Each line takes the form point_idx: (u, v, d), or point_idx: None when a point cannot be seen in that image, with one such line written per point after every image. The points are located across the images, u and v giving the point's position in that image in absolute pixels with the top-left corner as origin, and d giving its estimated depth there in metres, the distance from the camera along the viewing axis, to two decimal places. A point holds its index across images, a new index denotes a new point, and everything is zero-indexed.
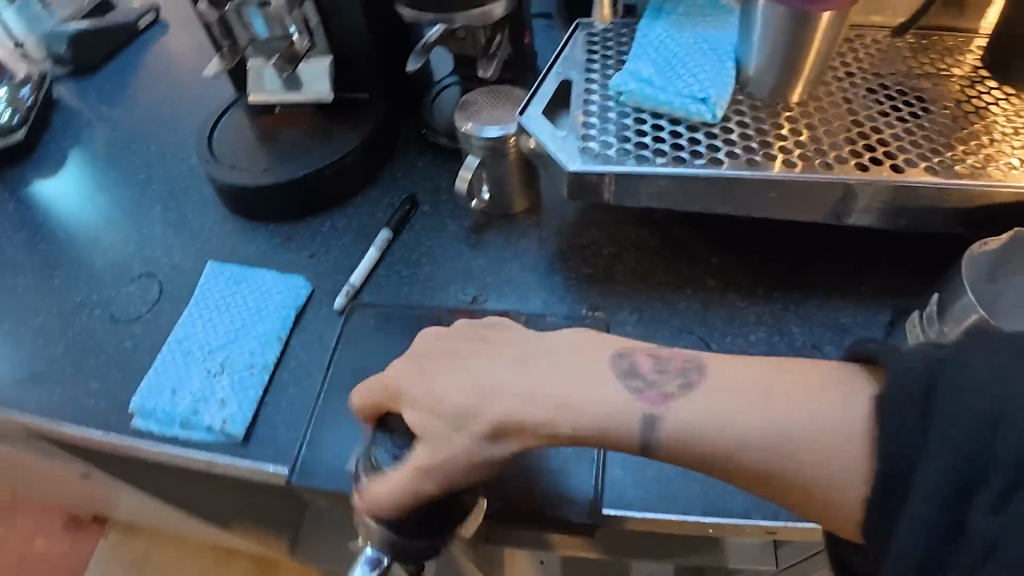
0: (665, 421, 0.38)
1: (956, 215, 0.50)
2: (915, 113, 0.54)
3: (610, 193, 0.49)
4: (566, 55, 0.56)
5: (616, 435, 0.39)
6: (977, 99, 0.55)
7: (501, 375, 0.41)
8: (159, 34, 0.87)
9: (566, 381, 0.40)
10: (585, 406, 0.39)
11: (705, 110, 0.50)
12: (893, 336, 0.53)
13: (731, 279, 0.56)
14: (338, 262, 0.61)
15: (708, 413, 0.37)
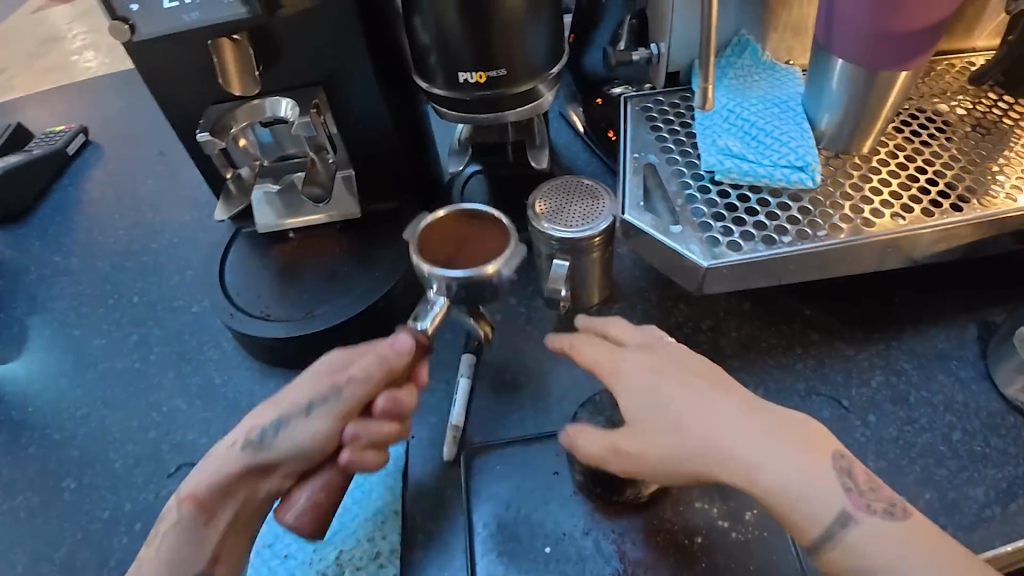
0: (855, 527, 0.37)
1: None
2: (962, 145, 0.57)
3: (740, 281, 0.48)
4: (634, 136, 0.54)
5: (794, 512, 0.38)
6: (1005, 119, 0.58)
7: (747, 435, 0.40)
8: (94, 157, 0.79)
9: (770, 459, 0.39)
10: (787, 489, 0.38)
11: (806, 177, 0.50)
12: (994, 353, 0.55)
13: (830, 328, 0.57)
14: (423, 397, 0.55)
15: (891, 546, 0.37)
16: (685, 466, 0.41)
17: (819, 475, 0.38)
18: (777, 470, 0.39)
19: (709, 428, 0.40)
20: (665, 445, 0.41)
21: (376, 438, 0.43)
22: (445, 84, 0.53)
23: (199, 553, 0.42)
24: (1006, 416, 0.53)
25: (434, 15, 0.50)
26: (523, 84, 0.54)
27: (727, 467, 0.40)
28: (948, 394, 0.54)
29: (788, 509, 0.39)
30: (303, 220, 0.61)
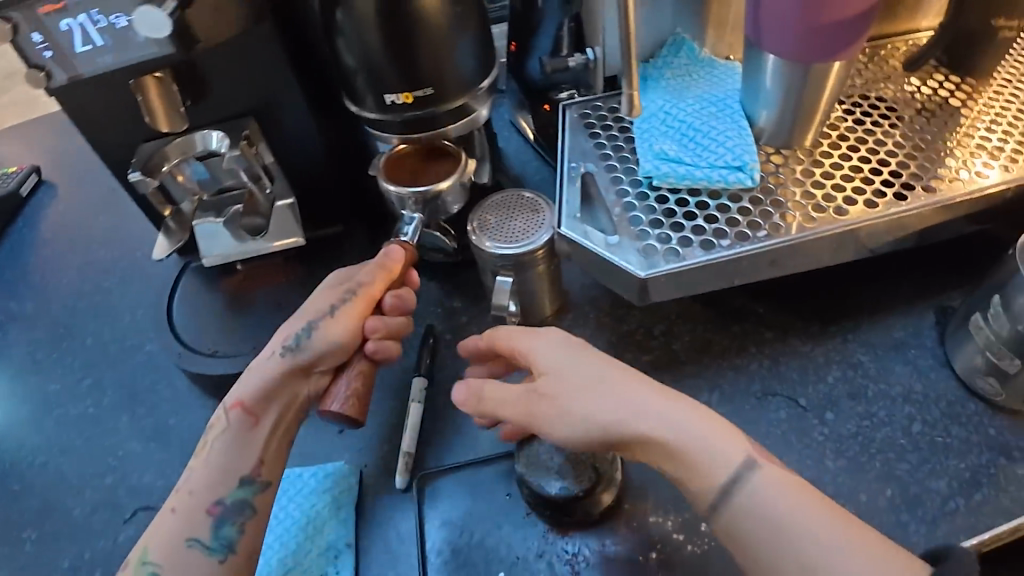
0: (754, 479, 0.39)
1: (977, 213, 0.53)
2: (907, 130, 0.56)
3: (682, 288, 0.48)
4: (572, 145, 0.54)
5: (696, 463, 0.40)
6: (951, 99, 0.57)
7: (652, 395, 0.42)
8: (47, 198, 0.79)
9: (671, 417, 0.41)
10: (689, 442, 0.41)
11: (745, 177, 0.49)
12: (951, 339, 0.54)
13: (785, 325, 0.56)
14: (377, 424, 0.54)
15: (786, 497, 0.39)
16: (591, 418, 0.42)
17: (721, 434, 0.41)
18: (679, 425, 0.41)
19: (614, 385, 0.43)
20: (576, 390, 0.43)
21: (391, 330, 0.52)
22: (375, 106, 0.52)
23: (251, 450, 0.48)
24: (966, 402, 0.52)
25: (355, 37, 0.49)
26: (455, 100, 0.53)
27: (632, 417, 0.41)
28: (906, 385, 0.53)
29: (684, 459, 0.40)
30: (259, 249, 0.60)
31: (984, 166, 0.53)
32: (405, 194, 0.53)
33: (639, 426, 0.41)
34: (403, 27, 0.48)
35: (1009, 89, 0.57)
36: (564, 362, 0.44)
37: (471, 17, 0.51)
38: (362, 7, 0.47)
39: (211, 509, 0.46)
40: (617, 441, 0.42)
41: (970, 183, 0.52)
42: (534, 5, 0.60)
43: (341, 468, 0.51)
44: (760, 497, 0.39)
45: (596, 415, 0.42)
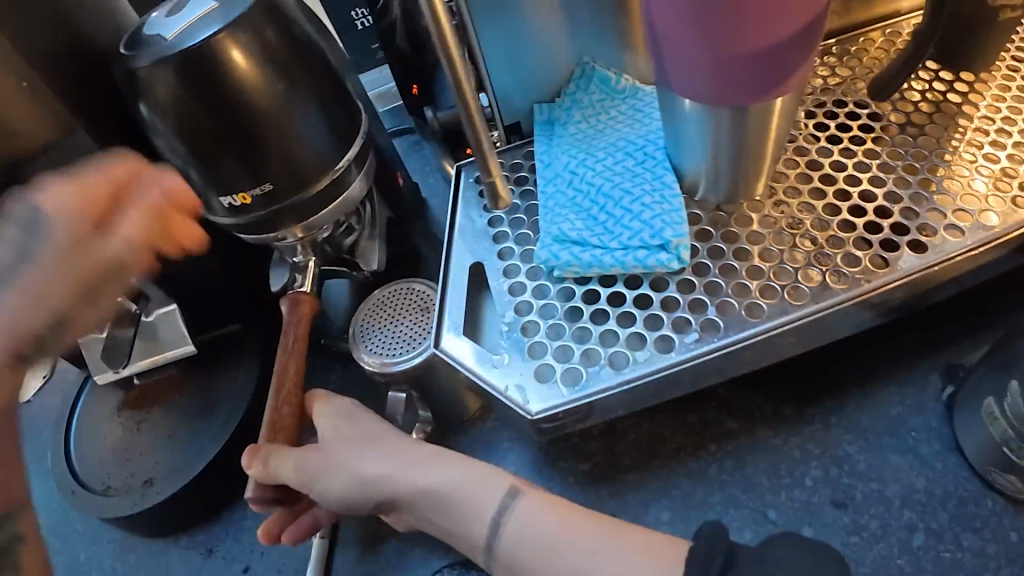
0: (519, 505, 0.37)
1: (986, 261, 0.41)
2: (891, 152, 0.44)
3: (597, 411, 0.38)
4: (463, 226, 0.44)
5: (466, 506, 0.38)
6: (943, 105, 0.45)
7: (415, 450, 0.41)
8: None
9: (430, 463, 0.40)
10: (451, 485, 0.39)
11: (668, 257, 0.39)
12: (959, 419, 0.43)
13: (752, 412, 0.46)
14: (284, 565, 0.48)
15: (550, 524, 0.36)
16: (363, 469, 0.41)
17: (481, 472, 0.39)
18: (448, 472, 0.39)
19: (393, 441, 0.42)
20: (349, 449, 0.42)
21: None
22: (222, 209, 0.44)
23: None
24: (982, 500, 0.42)
25: (175, 138, 0.40)
26: (315, 186, 0.44)
27: (395, 466, 0.40)
28: (905, 482, 0.42)
29: (449, 509, 0.38)
30: (147, 362, 0.52)
31: (993, 196, 0.41)
32: (291, 237, 0.46)
33: (407, 479, 0.40)
34: (227, 118, 0.40)
35: (1014, 86, 0.45)
36: (340, 423, 0.43)
37: (311, 89, 0.42)
38: (170, 103, 0.39)
39: None
40: (384, 496, 0.41)
41: (977, 225, 0.40)
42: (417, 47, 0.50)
43: None
44: (520, 538, 0.36)
45: (367, 472, 0.41)
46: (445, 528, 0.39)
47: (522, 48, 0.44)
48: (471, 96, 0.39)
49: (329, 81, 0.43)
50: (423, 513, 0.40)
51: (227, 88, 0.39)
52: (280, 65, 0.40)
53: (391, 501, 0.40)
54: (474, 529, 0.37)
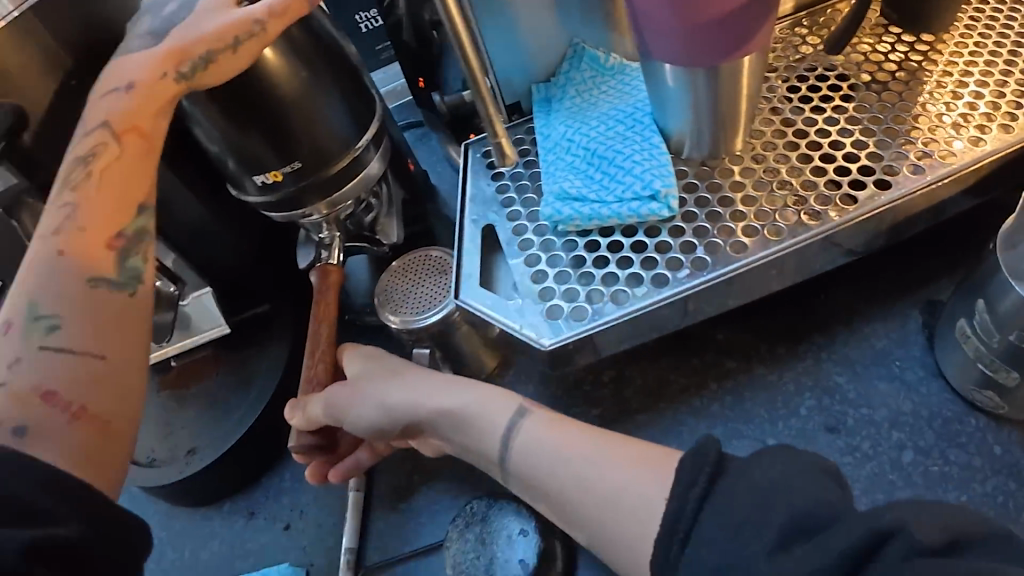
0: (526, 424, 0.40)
1: (946, 197, 0.45)
2: (859, 107, 0.48)
3: (604, 345, 0.43)
4: (473, 194, 0.48)
5: (477, 426, 0.41)
6: (906, 63, 0.49)
7: (436, 381, 0.45)
8: None
9: (447, 391, 0.43)
10: (465, 408, 0.42)
11: (659, 206, 0.43)
12: (938, 346, 0.46)
13: (747, 353, 0.49)
14: (322, 522, 0.52)
15: (555, 440, 0.38)
16: (389, 397, 0.45)
17: (493, 397, 0.42)
18: (463, 398, 0.43)
19: (413, 374, 0.46)
20: (377, 381, 0.46)
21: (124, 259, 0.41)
22: (254, 189, 0.48)
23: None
24: (965, 418, 0.45)
25: (210, 124, 0.45)
26: (336, 165, 0.48)
27: (415, 395, 0.44)
28: (893, 407, 0.46)
29: (465, 429, 0.42)
30: (184, 343, 0.57)
31: (952, 140, 0.45)
32: (317, 214, 0.50)
33: (424, 404, 0.43)
34: (256, 103, 0.44)
35: (973, 41, 0.49)
36: (372, 364, 0.48)
37: (331, 78, 0.47)
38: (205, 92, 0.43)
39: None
40: (408, 421, 0.44)
41: (936, 165, 0.44)
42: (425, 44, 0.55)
43: (287, 571, 0.49)
44: (526, 447, 0.39)
45: (391, 402, 0.45)
46: (467, 445, 0.42)
47: (518, 33, 0.49)
48: (480, 75, 0.43)
49: (346, 70, 0.48)
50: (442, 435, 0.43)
51: (256, 78, 0.44)
52: (301, 57, 0.45)
53: (415, 425, 0.44)
54: (486, 444, 0.41)
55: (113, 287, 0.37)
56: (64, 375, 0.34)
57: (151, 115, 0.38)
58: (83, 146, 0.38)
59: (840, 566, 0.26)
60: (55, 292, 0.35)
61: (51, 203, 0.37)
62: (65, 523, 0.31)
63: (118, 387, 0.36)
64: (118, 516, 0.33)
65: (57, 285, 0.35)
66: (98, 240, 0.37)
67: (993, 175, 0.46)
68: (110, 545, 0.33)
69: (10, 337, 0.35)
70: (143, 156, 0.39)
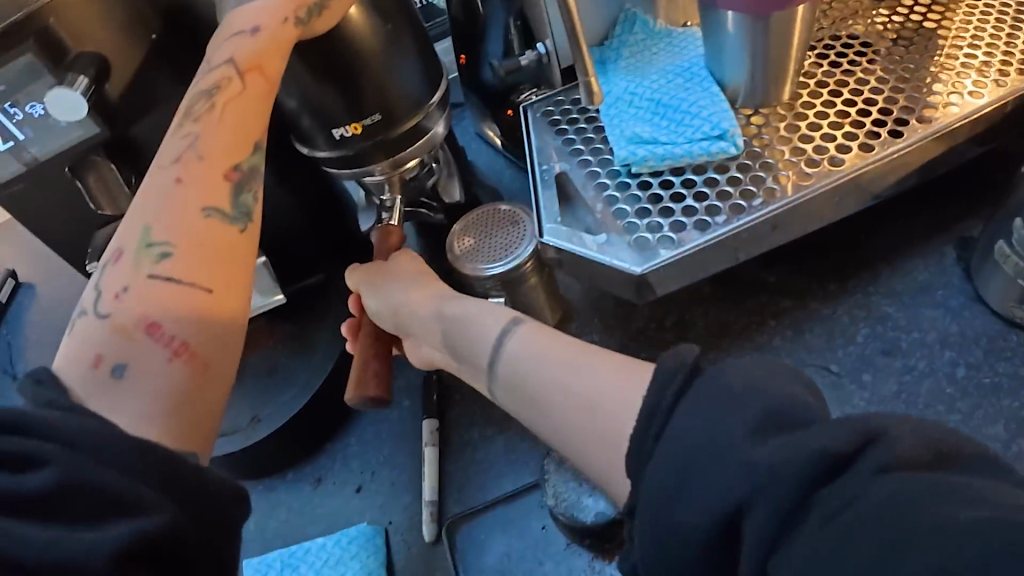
0: (507, 332, 0.42)
1: (974, 135, 0.50)
2: (889, 62, 0.53)
3: (685, 275, 0.45)
4: (541, 147, 0.51)
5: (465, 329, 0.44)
6: (924, 23, 0.54)
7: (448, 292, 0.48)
8: (27, 296, 0.69)
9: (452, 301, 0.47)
10: (463, 314, 0.45)
11: (727, 145, 0.46)
12: (976, 273, 0.50)
13: (801, 291, 0.52)
14: (395, 480, 0.51)
15: (540, 345, 0.40)
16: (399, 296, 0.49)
17: (493, 310, 0.45)
18: (473, 312, 0.45)
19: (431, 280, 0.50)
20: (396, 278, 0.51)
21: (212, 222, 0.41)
22: (329, 144, 0.49)
23: (91, 347, 0.32)
24: (1007, 336, 0.49)
25: (294, 79, 0.46)
26: (408, 122, 0.50)
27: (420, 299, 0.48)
28: (942, 330, 0.49)
29: (460, 335, 0.45)
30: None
31: (976, 83, 0.50)
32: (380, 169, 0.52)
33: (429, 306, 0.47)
34: (340, 57, 0.46)
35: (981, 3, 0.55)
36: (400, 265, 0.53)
37: (407, 36, 0.48)
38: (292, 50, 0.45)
39: (97, 360, 0.32)
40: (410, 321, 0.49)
41: (966, 105, 0.49)
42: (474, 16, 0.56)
43: (366, 529, 0.49)
44: (517, 354, 0.40)
45: (400, 299, 0.49)
46: (467, 359, 0.44)
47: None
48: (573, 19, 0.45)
49: (417, 30, 0.50)
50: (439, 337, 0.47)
51: (339, 31, 0.45)
52: (380, 13, 0.47)
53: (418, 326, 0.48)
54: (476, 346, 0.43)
55: (226, 220, 0.36)
56: (174, 307, 0.34)
57: (274, 56, 0.39)
58: (208, 81, 0.38)
59: (811, 468, 0.24)
60: (171, 220, 0.35)
61: (174, 133, 0.37)
62: (157, 512, 0.27)
63: (221, 325, 0.35)
64: (213, 498, 0.30)
65: (175, 212, 0.35)
66: (216, 172, 0.37)
67: (1013, 116, 0.51)
68: (207, 533, 0.29)
69: (123, 265, 0.34)
70: (261, 94, 0.39)
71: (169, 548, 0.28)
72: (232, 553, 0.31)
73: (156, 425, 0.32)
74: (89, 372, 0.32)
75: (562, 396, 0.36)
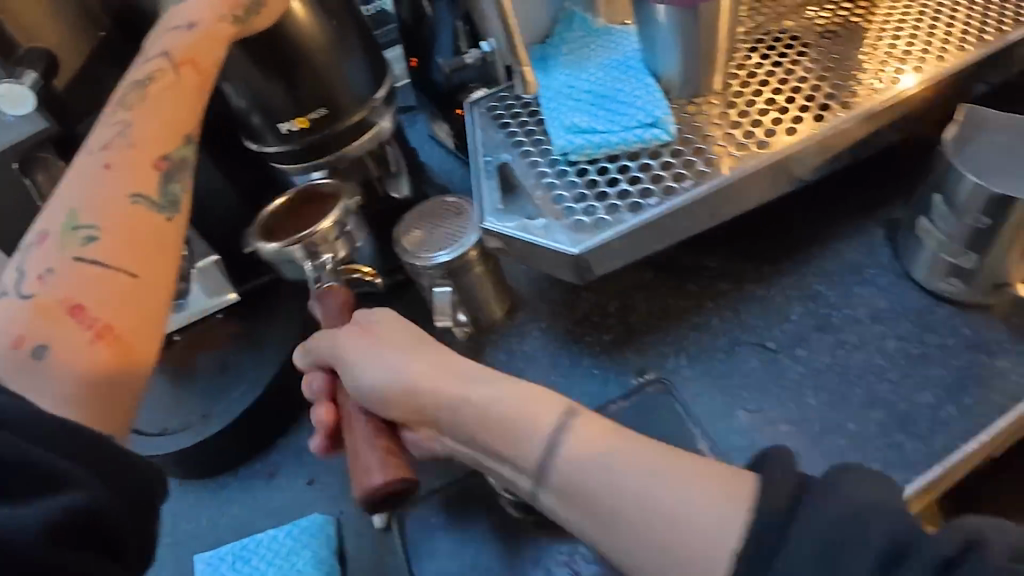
0: (562, 442, 0.35)
1: (894, 118, 0.53)
2: (815, 52, 0.55)
3: (623, 255, 0.47)
4: (483, 140, 0.52)
5: (514, 428, 0.36)
6: (849, 17, 0.57)
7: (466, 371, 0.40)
8: None
9: (472, 384, 0.39)
10: (501, 409, 0.37)
11: (660, 131, 0.48)
12: (901, 250, 0.53)
13: (738, 274, 0.54)
14: (347, 471, 0.52)
15: (590, 450, 0.34)
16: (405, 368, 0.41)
17: (532, 401, 0.37)
18: (497, 403, 0.37)
19: (431, 355, 0.42)
20: (394, 359, 0.42)
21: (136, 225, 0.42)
22: (277, 137, 0.51)
23: (8, 327, 0.32)
24: (933, 309, 0.51)
25: (242, 74, 0.47)
26: (354, 116, 0.51)
27: (418, 383, 0.40)
28: (872, 306, 0.51)
29: (496, 429, 0.37)
30: (194, 315, 0.55)
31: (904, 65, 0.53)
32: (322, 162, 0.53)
33: (454, 390, 0.39)
34: (285, 52, 0.47)
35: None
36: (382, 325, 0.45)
37: (351, 33, 0.50)
38: (239, 47, 0.46)
39: (15, 341, 0.32)
40: (423, 403, 0.40)
41: (896, 85, 0.52)
42: (421, 16, 0.58)
43: (317, 519, 0.49)
44: (575, 459, 0.34)
45: (411, 379, 0.40)
46: (507, 461, 0.37)
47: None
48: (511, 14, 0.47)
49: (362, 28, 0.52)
50: (459, 419, 0.38)
51: (284, 27, 0.46)
52: (325, 8, 0.48)
53: (433, 413, 0.40)
54: (523, 449, 0.36)
55: (153, 208, 0.37)
56: (98, 290, 0.34)
57: (207, 50, 0.41)
58: (142, 72, 0.41)
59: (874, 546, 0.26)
60: (97, 205, 0.36)
61: (105, 120, 0.38)
62: (85, 488, 0.28)
63: (145, 311, 0.35)
64: (139, 477, 0.30)
65: (102, 196, 0.36)
66: (144, 159, 0.38)
67: (931, 101, 0.54)
68: (133, 509, 0.30)
69: (47, 247, 0.34)
70: (192, 87, 0.41)
71: (99, 524, 0.28)
72: (153, 532, 0.31)
73: (73, 406, 0.32)
74: (8, 352, 0.32)
75: (631, 517, 0.32)
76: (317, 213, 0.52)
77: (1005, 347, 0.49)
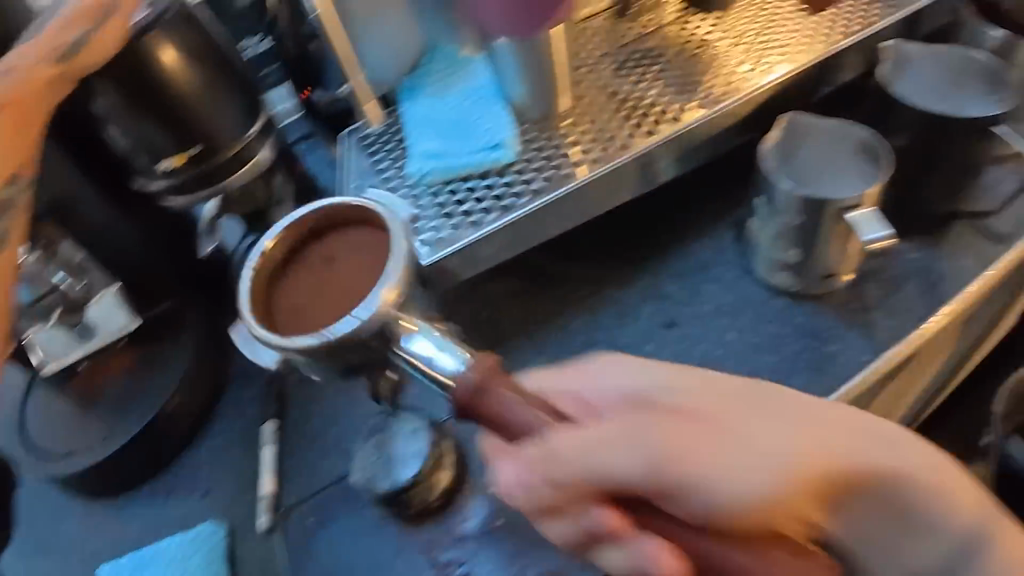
0: (904, 452, 0.33)
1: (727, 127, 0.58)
2: (662, 68, 0.60)
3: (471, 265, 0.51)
4: (352, 169, 0.57)
5: (880, 456, 0.32)
6: (696, 36, 0.62)
7: (736, 415, 0.31)
8: None
9: (754, 418, 0.32)
10: (835, 452, 0.31)
11: (500, 153, 0.53)
12: (744, 248, 0.57)
13: (597, 280, 0.59)
14: (240, 480, 0.55)
15: (916, 461, 0.33)
16: (714, 472, 0.29)
17: (822, 407, 0.33)
18: (863, 445, 0.32)
19: (692, 387, 0.33)
20: (637, 458, 0.29)
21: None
22: (159, 174, 0.55)
23: None
24: (771, 301, 0.55)
25: (118, 117, 0.51)
26: (230, 150, 0.56)
27: (727, 457, 0.30)
28: (716, 301, 0.56)
29: (841, 472, 0.31)
30: (101, 341, 0.59)
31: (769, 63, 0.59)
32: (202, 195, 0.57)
33: (779, 446, 0.30)
34: (156, 94, 0.51)
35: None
36: (617, 378, 0.35)
37: (221, 73, 0.54)
38: (114, 88, 0.50)
39: None
40: (715, 518, 0.29)
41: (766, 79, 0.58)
42: (303, 52, 0.63)
43: (208, 526, 0.53)
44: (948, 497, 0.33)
45: (729, 461, 0.30)
46: (885, 494, 0.32)
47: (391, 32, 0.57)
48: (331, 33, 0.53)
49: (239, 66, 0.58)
50: (812, 466, 0.31)
51: (153, 73, 0.51)
52: (192, 53, 0.53)
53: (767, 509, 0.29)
54: (902, 483, 0.32)
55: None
56: None
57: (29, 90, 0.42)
58: None
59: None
60: None
61: None
62: None
63: None
64: None
65: None
66: None
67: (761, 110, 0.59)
68: None
69: None
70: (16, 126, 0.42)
71: None
72: None
73: None
74: None
75: None
76: (329, 267, 0.46)
77: (833, 334, 0.53)
